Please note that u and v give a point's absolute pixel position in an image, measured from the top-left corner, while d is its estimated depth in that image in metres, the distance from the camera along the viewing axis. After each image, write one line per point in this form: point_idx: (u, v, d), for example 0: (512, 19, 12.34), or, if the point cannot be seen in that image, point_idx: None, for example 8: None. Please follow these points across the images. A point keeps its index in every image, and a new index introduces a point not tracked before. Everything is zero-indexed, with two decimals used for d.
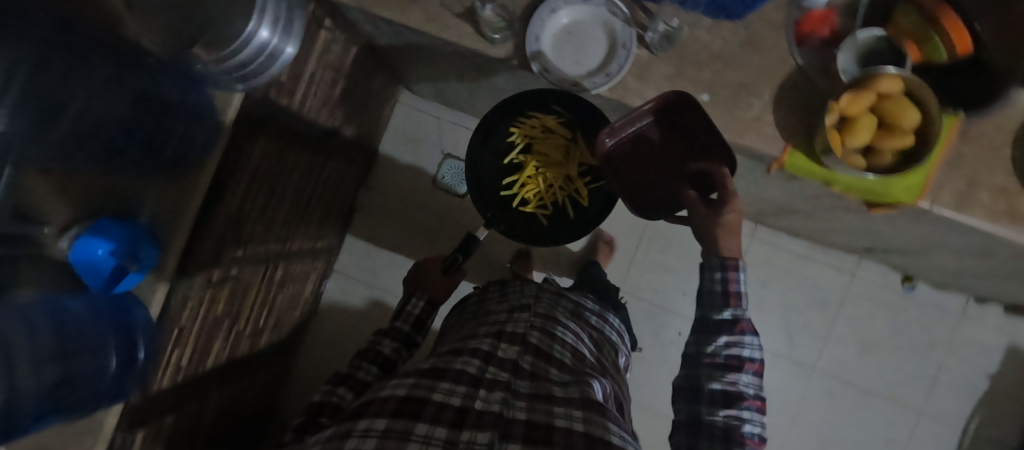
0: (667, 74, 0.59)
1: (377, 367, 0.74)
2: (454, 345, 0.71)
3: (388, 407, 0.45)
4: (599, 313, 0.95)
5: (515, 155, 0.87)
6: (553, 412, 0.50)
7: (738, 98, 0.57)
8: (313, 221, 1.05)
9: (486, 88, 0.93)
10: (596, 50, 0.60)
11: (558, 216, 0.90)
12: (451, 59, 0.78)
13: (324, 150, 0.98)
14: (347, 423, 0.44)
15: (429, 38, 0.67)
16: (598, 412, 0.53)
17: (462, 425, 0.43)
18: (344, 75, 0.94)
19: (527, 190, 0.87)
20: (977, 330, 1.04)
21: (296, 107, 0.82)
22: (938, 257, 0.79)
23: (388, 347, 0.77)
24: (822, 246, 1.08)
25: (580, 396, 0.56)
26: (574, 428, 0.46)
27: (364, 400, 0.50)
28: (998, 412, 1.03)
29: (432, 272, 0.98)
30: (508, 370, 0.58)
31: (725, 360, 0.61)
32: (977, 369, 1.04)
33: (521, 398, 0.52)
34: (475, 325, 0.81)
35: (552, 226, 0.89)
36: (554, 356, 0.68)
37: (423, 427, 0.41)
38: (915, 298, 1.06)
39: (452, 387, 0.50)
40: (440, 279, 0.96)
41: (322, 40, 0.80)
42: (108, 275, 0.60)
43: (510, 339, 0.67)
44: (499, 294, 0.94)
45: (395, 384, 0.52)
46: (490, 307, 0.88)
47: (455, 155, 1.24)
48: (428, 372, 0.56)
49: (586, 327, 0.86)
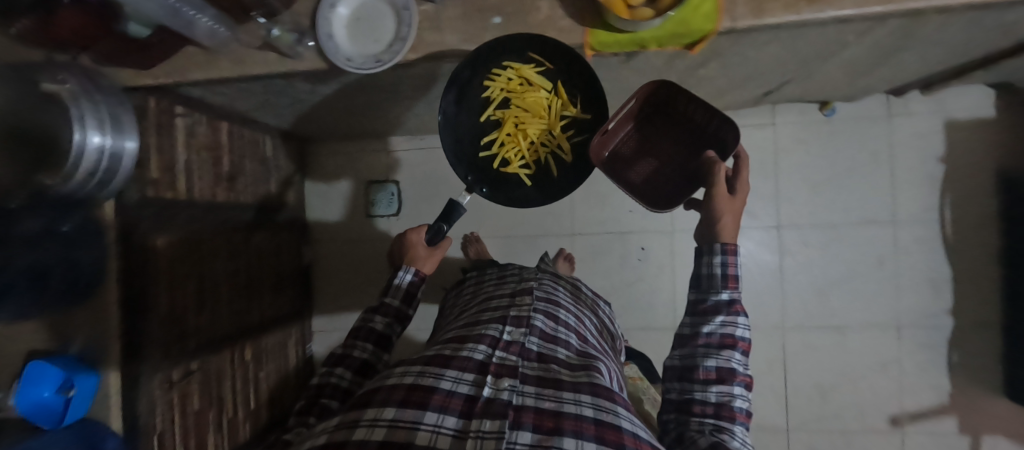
0: (457, 15, 0.59)
1: (372, 343, 0.69)
2: (459, 329, 0.70)
3: (398, 394, 0.45)
4: (592, 302, 0.98)
5: (492, 112, 0.67)
6: (562, 398, 0.49)
7: (524, 8, 0.58)
8: (264, 292, 1.08)
9: (356, 107, 0.94)
10: (386, 22, 0.60)
11: (547, 180, 0.71)
12: (298, 92, 0.80)
13: (240, 224, 1.01)
14: (354, 413, 0.44)
15: (254, 81, 0.69)
16: (608, 397, 0.53)
17: (471, 412, 0.44)
18: (227, 151, 0.96)
19: (507, 153, 0.68)
20: (911, 122, 1.04)
21: (187, 196, 0.84)
22: (816, 68, 0.79)
23: (381, 324, 0.71)
24: (736, 112, 1.08)
25: (589, 379, 0.55)
26: (584, 414, 0.46)
27: (375, 384, 0.51)
28: (962, 188, 1.03)
29: (420, 248, 0.79)
30: (517, 354, 0.58)
31: (719, 337, 0.64)
32: (926, 158, 1.04)
33: (529, 383, 0.52)
34: (475, 310, 0.79)
35: (539, 193, 0.70)
36: (559, 339, 0.68)
37: (432, 415, 0.42)
38: (841, 119, 1.06)
39: (460, 376, 0.51)
40: (427, 253, 0.79)
41: (182, 126, 0.82)
42: (58, 414, 0.64)
43: (516, 321, 0.66)
44: (497, 277, 0.94)
45: (402, 371, 0.52)
46: (490, 291, 0.87)
47: (377, 179, 1.27)
48: (434, 357, 0.56)
49: (580, 310, 0.87)
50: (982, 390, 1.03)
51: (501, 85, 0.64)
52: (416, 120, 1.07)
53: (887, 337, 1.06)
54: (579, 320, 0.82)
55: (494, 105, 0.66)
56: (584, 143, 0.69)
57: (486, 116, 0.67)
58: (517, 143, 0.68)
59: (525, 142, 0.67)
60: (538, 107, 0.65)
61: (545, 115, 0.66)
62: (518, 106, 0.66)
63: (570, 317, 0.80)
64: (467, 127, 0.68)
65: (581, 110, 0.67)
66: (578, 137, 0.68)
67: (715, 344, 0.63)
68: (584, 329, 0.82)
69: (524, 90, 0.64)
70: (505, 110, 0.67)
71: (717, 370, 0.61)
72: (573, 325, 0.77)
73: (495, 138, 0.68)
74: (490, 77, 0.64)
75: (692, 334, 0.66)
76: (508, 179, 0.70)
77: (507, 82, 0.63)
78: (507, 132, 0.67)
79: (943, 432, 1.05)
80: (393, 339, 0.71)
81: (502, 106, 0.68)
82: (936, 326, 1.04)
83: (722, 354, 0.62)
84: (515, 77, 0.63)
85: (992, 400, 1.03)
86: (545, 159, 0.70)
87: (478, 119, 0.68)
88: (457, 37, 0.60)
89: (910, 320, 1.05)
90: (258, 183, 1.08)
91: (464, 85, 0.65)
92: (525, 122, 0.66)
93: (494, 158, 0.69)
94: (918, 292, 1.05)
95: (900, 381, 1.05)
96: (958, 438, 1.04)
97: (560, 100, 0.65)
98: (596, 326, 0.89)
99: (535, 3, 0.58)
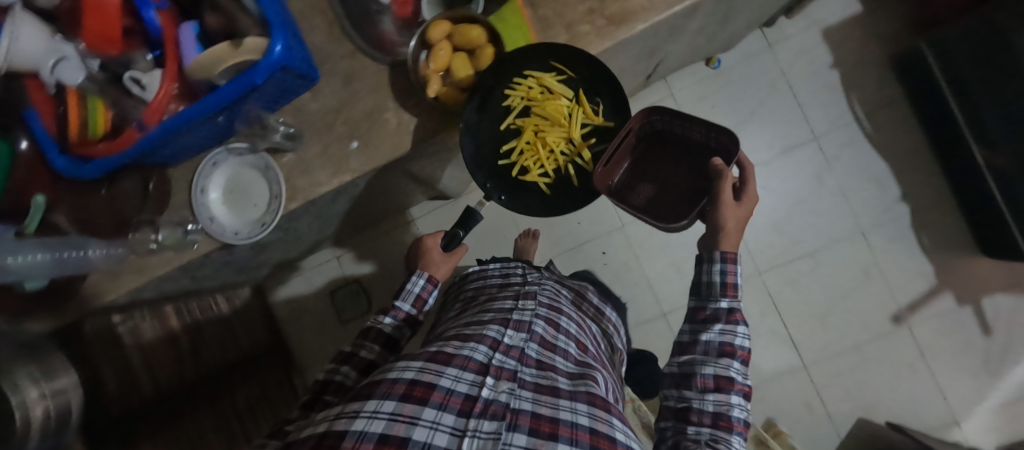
0: (318, 153, 0.61)
1: (380, 347, 0.65)
2: (460, 328, 0.65)
3: (397, 389, 0.42)
4: (598, 307, 0.95)
5: (511, 121, 0.59)
6: (558, 404, 0.47)
7: (376, 124, 0.61)
8: (269, 393, 1.10)
9: (285, 243, 0.96)
10: (256, 184, 0.62)
11: (568, 192, 0.63)
12: (218, 261, 0.82)
13: (221, 376, 1.03)
14: (355, 403, 0.42)
15: (166, 274, 0.71)
16: (604, 408, 0.52)
17: (470, 412, 0.42)
18: (182, 328, 0.97)
19: (526, 161, 0.60)
20: (794, 45, 1.08)
21: (153, 392, 0.85)
22: (674, 47, 0.82)
23: (390, 325, 0.67)
24: (634, 98, 1.11)
25: (586, 389, 0.54)
26: (580, 423, 0.45)
27: (376, 376, 0.47)
28: (863, 85, 1.06)
29: (435, 252, 0.83)
30: (518, 360, 0.53)
31: (720, 345, 0.62)
32: (821, 70, 1.08)
33: (527, 388, 0.49)
34: (476, 308, 0.75)
35: (563, 206, 0.62)
36: (558, 346, 0.66)
37: (431, 411, 0.40)
38: (729, 66, 1.10)
39: (461, 375, 0.47)
40: (442, 258, 0.83)
41: (127, 331, 0.84)
42: None
43: (516, 326, 0.61)
44: (500, 274, 0.89)
45: (403, 366, 0.48)
46: (491, 293, 0.81)
47: (338, 286, 1.29)
48: (437, 354, 0.52)
49: (582, 313, 0.84)
50: (961, 257, 1.05)
51: (522, 94, 0.57)
52: (348, 224, 1.09)
53: (855, 242, 1.07)
54: (580, 327, 0.79)
55: (515, 114, 0.59)
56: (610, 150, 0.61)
57: (504, 126, 0.60)
58: (534, 153, 0.60)
59: (544, 150, 0.59)
60: (560, 113, 0.58)
61: (566, 123, 0.59)
62: (538, 114, 0.59)
63: (572, 325, 0.76)
64: (486, 134, 0.60)
65: (602, 117, 0.60)
66: (602, 147, 0.61)
67: (715, 352, 0.62)
68: (586, 337, 0.79)
69: (545, 97, 0.57)
70: (525, 118, 0.60)
71: (717, 379, 0.59)
72: (575, 333, 0.74)
73: (513, 146, 0.60)
74: (511, 85, 0.58)
75: (692, 341, 0.65)
76: (528, 189, 0.62)
77: (527, 89, 0.57)
78: (526, 140, 0.59)
79: (944, 311, 1.06)
80: (401, 346, 0.68)
81: (523, 116, 0.60)
82: (895, 216, 1.06)
83: (721, 361, 0.61)
84: (536, 84, 0.57)
85: (973, 262, 1.05)
86: (563, 168, 0.62)
87: (498, 128, 0.60)
88: (327, 171, 0.61)
89: (871, 220, 1.07)
90: (226, 339, 1.09)
91: (485, 92, 0.58)
92: (544, 129, 0.59)
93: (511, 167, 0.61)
94: (865, 192, 1.07)
95: (884, 279, 1.07)
96: (961, 313, 1.05)
97: (583, 108, 0.58)
98: (599, 335, 0.86)
99: (384, 116, 0.61)
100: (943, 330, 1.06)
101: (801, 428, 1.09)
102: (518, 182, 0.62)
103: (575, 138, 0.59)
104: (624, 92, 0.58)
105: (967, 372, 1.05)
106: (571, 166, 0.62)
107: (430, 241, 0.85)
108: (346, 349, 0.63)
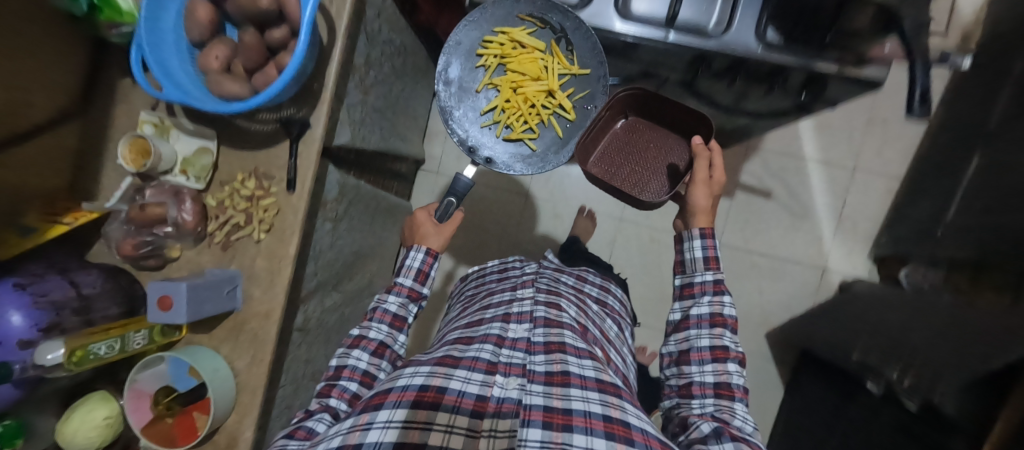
0: None
1: (387, 325, 0.69)
2: (463, 329, 0.67)
3: (407, 397, 0.46)
4: (602, 285, 0.93)
5: (489, 80, 0.76)
6: (570, 393, 0.46)
7: None
8: None
9: None
10: None
11: (552, 141, 0.78)
12: None
13: None
14: (368, 414, 0.45)
15: None
16: (614, 392, 0.50)
17: (483, 412, 0.45)
18: None
19: (506, 118, 0.75)
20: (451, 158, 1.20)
21: None
22: (344, 306, 0.93)
23: (394, 305, 0.71)
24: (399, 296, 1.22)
25: (596, 374, 0.52)
26: (591, 410, 0.44)
27: (385, 386, 0.51)
28: None
29: (428, 226, 0.79)
30: (526, 352, 0.56)
31: (710, 315, 0.66)
32: None
33: (538, 381, 0.49)
34: (478, 306, 0.77)
35: (548, 154, 0.77)
36: (564, 322, 0.64)
37: (445, 415, 0.43)
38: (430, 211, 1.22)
39: (470, 376, 0.49)
40: (436, 231, 0.79)
41: None
42: None
43: (517, 318, 0.65)
44: (499, 271, 0.93)
45: (413, 372, 0.52)
46: (492, 287, 0.85)
47: None
48: (443, 357, 0.55)
49: (582, 295, 0.82)
50: None
51: (496, 52, 0.73)
52: None
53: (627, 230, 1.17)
54: (583, 308, 0.76)
55: (489, 71, 0.75)
56: (585, 98, 0.75)
57: (485, 87, 0.77)
58: (512, 110, 0.75)
59: (525, 103, 0.75)
60: (535, 68, 0.73)
61: (543, 76, 0.74)
62: (516, 70, 0.74)
63: (574, 306, 0.74)
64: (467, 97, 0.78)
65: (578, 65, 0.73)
66: (578, 95, 0.75)
67: (707, 324, 0.66)
68: (589, 318, 0.75)
69: (519, 54, 0.73)
70: (502, 75, 0.75)
71: (714, 349, 0.64)
72: (578, 314, 0.71)
73: (494, 106, 0.76)
74: (486, 45, 0.74)
75: (682, 318, 0.69)
76: (513, 142, 0.77)
77: (498, 47, 0.73)
78: (505, 98, 0.75)
79: (729, 210, 1.12)
80: (408, 321, 0.72)
81: (500, 73, 0.76)
82: None
83: (713, 330, 0.65)
84: (509, 42, 0.73)
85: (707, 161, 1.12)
86: (547, 120, 0.77)
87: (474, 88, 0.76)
88: None
89: (619, 208, 1.17)
90: None
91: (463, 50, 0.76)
92: (522, 84, 0.74)
93: (494, 124, 0.77)
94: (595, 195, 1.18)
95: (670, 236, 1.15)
96: (738, 200, 1.11)
97: (556, 61, 0.73)
98: (602, 315, 0.81)
99: None
100: (742, 220, 1.11)
101: (745, 377, 1.15)
102: (503, 140, 0.77)
103: (551, 89, 0.74)
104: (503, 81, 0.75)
105: (791, 232, 1.10)
106: (555, 116, 0.76)
107: (420, 216, 0.80)
108: (356, 332, 0.66)
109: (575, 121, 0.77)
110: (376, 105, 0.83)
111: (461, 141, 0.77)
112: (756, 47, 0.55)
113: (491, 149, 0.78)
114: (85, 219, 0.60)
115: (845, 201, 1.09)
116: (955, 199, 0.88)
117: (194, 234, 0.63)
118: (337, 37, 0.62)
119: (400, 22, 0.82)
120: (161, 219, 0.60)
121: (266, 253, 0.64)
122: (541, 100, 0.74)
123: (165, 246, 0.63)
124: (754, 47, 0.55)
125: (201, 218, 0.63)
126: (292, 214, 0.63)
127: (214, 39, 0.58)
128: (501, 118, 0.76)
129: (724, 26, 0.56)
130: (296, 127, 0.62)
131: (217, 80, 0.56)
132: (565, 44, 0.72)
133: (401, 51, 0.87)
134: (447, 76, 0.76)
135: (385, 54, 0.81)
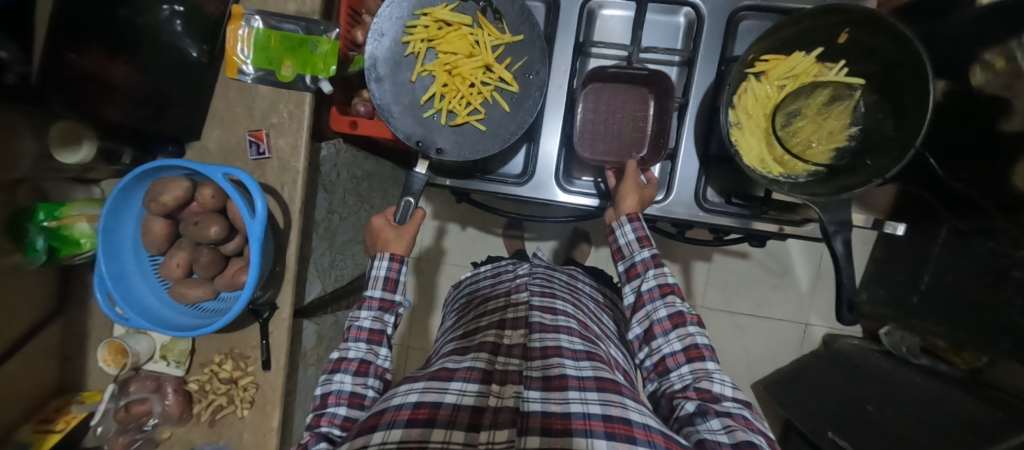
0: None
1: (365, 342, 0.55)
2: (458, 340, 0.58)
3: (402, 416, 0.37)
4: (593, 286, 0.84)
5: (420, 68, 0.57)
6: (568, 397, 0.40)
7: None
8: None
9: None
10: None
11: (505, 121, 0.58)
12: None
13: None
14: (362, 437, 0.36)
15: None
16: (616, 391, 0.43)
17: (481, 425, 0.36)
18: None
19: (447, 106, 0.57)
20: (433, 246, 1.18)
21: None
22: None
23: (368, 319, 0.56)
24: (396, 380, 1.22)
25: (594, 372, 0.45)
26: (591, 415, 0.38)
27: (380, 406, 0.42)
28: (484, 215, 1.15)
29: (387, 230, 0.60)
30: (523, 357, 0.47)
31: (659, 286, 0.54)
32: (461, 231, 1.17)
33: (535, 385, 0.41)
34: (473, 314, 0.66)
35: (503, 134, 0.58)
36: (563, 325, 0.55)
37: (441, 431, 0.35)
38: (413, 295, 1.19)
39: (467, 387, 0.41)
40: (397, 233, 0.60)
41: None
42: None
43: (513, 322, 0.55)
44: (493, 275, 0.81)
45: (406, 390, 0.43)
46: (485, 291, 0.74)
47: None
48: (438, 370, 0.47)
49: (578, 294, 0.73)
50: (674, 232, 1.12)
51: (420, 35, 0.56)
52: None
53: None
54: (580, 306, 0.68)
55: (417, 58, 0.57)
56: (527, 65, 0.57)
57: (418, 76, 0.58)
58: (451, 95, 0.57)
59: (464, 86, 0.57)
60: (466, 45, 0.56)
61: (477, 51, 0.56)
62: (446, 54, 0.57)
63: (570, 305, 0.65)
64: (404, 91, 0.58)
65: (510, 33, 0.56)
66: (518, 63, 0.57)
67: (658, 296, 0.54)
68: (588, 316, 0.66)
69: (446, 33, 0.56)
70: (433, 62, 0.58)
71: (672, 317, 0.52)
72: (576, 313, 0.63)
73: (431, 94, 0.57)
74: (407, 31, 0.57)
75: (636, 299, 0.56)
76: (459, 133, 0.59)
77: (420, 31, 0.56)
78: (441, 85, 0.57)
79: (708, 273, 1.12)
80: (389, 335, 0.57)
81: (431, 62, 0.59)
82: (606, 257, 1.14)
83: (666, 299, 0.53)
84: (432, 22, 0.56)
85: None
86: (493, 98, 0.58)
87: (404, 77, 0.58)
88: None
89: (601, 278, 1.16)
90: None
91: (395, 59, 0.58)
92: (457, 65, 0.56)
93: (434, 114, 0.58)
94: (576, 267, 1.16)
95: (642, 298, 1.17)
96: (716, 261, 1.12)
97: (486, 31, 0.56)
98: (599, 312, 0.74)
99: None
100: (722, 280, 1.12)
101: None
102: (446, 128, 0.59)
103: (490, 63, 0.56)
104: (433, 64, 0.57)
105: (770, 291, 1.11)
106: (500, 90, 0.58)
107: (376, 222, 0.60)
108: (335, 355, 0.53)
109: (523, 93, 0.58)
110: (345, 239, 0.84)
111: (408, 139, 0.58)
112: (698, 209, 0.56)
113: (438, 139, 0.59)
114: (76, 421, 0.62)
115: (821, 257, 1.09)
116: (925, 268, 0.87)
117: (180, 418, 0.66)
118: (292, 222, 0.63)
119: (358, 156, 0.83)
120: (147, 413, 0.64)
121: (251, 427, 0.67)
122: (478, 78, 0.56)
123: (156, 432, 0.66)
124: (696, 208, 0.56)
125: (184, 404, 0.66)
126: (270, 391, 0.66)
127: (174, 246, 0.58)
128: (441, 105, 0.57)
129: (665, 191, 0.57)
130: (265, 310, 0.63)
131: (180, 290, 0.58)
132: (494, 9, 0.56)
133: (365, 176, 0.87)
134: (375, 72, 0.57)
135: (348, 189, 0.82)
